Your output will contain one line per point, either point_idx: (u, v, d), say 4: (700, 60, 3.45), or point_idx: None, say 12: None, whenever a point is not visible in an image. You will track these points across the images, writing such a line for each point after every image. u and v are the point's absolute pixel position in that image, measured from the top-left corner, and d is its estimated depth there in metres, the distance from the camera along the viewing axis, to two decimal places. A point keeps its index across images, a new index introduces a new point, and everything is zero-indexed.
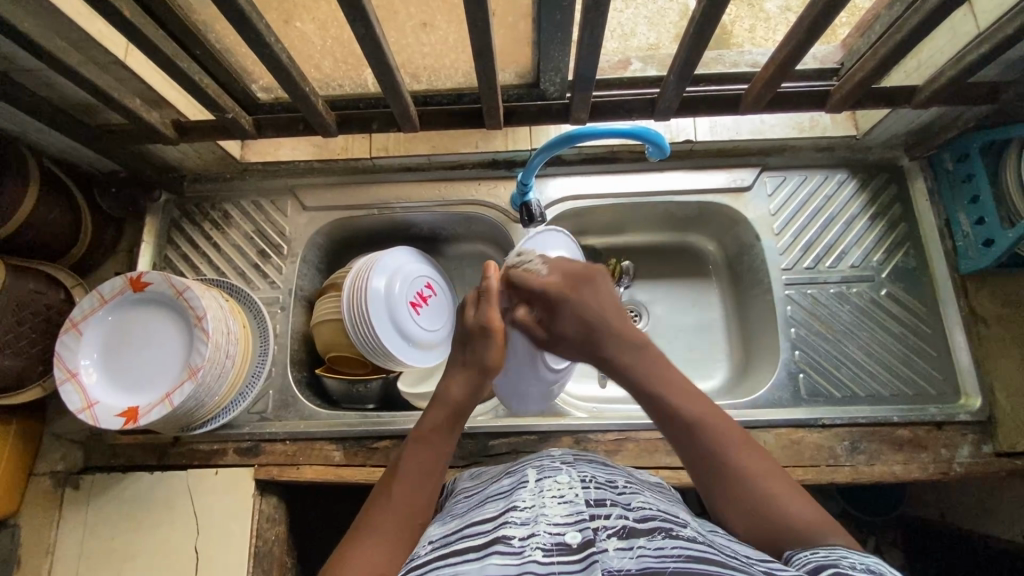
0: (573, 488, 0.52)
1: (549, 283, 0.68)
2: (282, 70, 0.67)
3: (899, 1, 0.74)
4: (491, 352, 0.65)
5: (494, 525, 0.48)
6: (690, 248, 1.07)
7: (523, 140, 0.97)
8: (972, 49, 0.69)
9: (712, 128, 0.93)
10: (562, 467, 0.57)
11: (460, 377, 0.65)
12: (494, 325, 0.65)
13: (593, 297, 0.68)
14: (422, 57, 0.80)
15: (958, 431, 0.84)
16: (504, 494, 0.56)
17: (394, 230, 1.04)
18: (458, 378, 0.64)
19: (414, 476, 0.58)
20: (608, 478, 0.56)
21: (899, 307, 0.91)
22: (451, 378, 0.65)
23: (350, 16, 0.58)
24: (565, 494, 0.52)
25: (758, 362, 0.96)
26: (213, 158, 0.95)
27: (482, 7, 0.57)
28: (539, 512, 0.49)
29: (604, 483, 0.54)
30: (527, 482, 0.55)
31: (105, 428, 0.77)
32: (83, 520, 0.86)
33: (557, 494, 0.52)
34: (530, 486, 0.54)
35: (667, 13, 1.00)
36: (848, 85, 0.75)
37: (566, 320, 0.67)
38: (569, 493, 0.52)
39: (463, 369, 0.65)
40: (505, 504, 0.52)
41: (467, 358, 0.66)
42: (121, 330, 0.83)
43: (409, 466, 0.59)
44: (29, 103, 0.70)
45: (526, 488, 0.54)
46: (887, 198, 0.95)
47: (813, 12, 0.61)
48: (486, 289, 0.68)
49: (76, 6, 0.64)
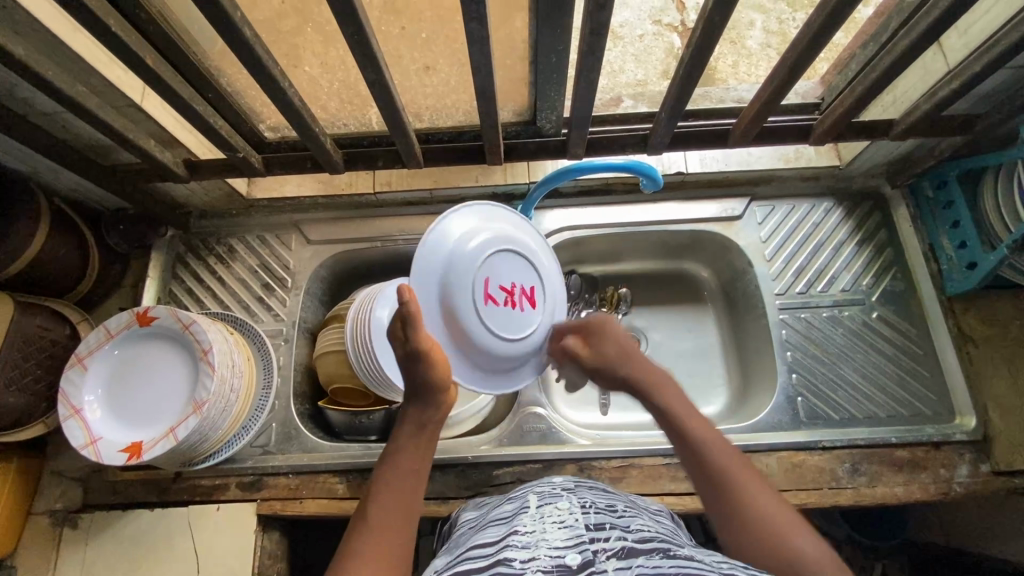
0: (574, 515, 0.53)
1: (589, 323, 0.74)
2: (294, 112, 0.70)
3: (873, 42, 0.79)
4: (429, 372, 0.62)
5: (496, 548, 0.49)
6: (686, 275, 1.10)
7: (521, 174, 1.00)
8: (942, 86, 0.73)
9: (701, 161, 0.97)
10: (563, 495, 0.58)
11: (410, 400, 0.63)
12: (426, 348, 0.61)
13: (616, 338, 0.73)
14: (424, 98, 0.84)
15: (956, 451, 0.85)
16: (505, 520, 0.57)
17: (395, 262, 1.06)
18: (410, 403, 0.63)
19: (389, 501, 0.57)
20: (607, 503, 0.57)
21: (890, 329, 0.93)
22: (406, 401, 0.64)
23: (362, 63, 0.62)
24: (566, 520, 0.52)
25: (757, 386, 0.97)
26: (220, 195, 0.98)
27: (485, 55, 0.61)
28: (540, 537, 0.50)
29: (603, 508, 0.55)
30: (529, 509, 0.56)
31: (107, 463, 0.77)
32: (82, 559, 0.85)
33: (558, 521, 0.53)
34: (531, 512, 0.55)
35: (653, 51, 1.11)
36: (829, 119, 0.79)
37: (604, 347, 0.72)
38: (569, 518, 0.53)
39: (411, 395, 0.63)
40: (507, 529, 0.53)
41: (411, 385, 0.63)
42: (121, 360, 0.84)
43: (387, 486, 0.58)
44: (46, 144, 0.73)
45: (528, 515, 0.55)
46: (872, 224, 0.99)
47: (793, 55, 0.65)
48: (408, 312, 0.59)
49: (98, 54, 0.67)
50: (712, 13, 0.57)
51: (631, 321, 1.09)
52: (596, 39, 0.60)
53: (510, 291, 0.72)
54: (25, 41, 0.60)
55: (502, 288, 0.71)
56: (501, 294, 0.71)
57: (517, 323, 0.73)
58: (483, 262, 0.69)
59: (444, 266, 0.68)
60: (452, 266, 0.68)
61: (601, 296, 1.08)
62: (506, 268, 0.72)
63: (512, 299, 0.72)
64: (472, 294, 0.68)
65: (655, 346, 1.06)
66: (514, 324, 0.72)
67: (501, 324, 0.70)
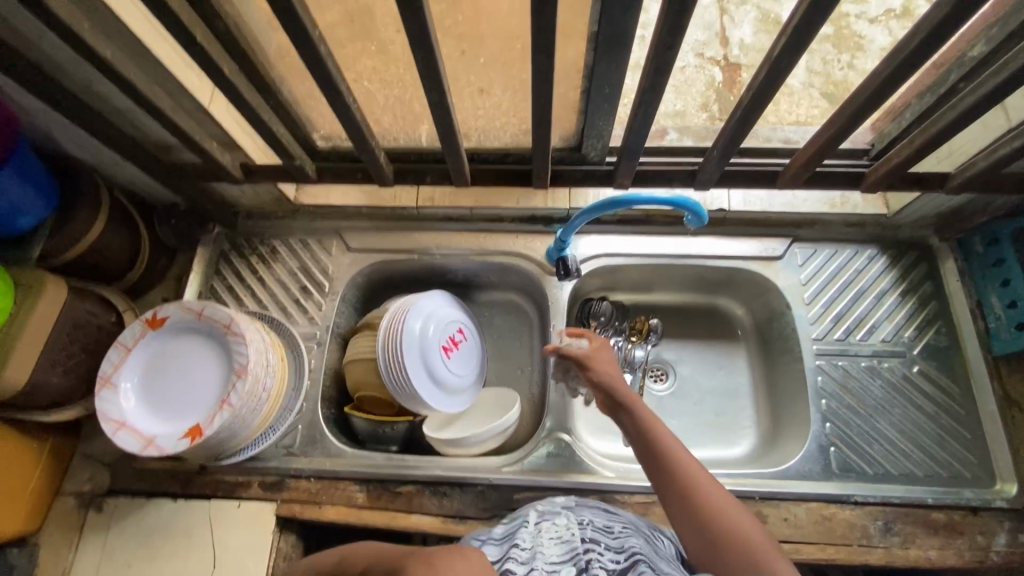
0: (571, 530, 0.59)
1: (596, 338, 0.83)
2: (354, 126, 0.72)
3: (930, 92, 0.78)
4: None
5: (496, 560, 0.53)
6: (720, 312, 1.09)
7: (562, 200, 1.02)
8: (1004, 143, 0.71)
9: (745, 199, 0.98)
10: (561, 512, 0.64)
11: None
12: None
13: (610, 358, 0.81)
14: (475, 119, 0.86)
15: (995, 518, 0.82)
16: (504, 535, 0.60)
17: (430, 275, 1.07)
18: None
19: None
20: (605, 524, 0.63)
21: (931, 384, 0.91)
22: None
23: (428, 84, 0.64)
24: (564, 535, 0.57)
25: (787, 433, 0.95)
26: (269, 199, 1.01)
27: (546, 86, 0.62)
28: (538, 551, 0.54)
29: (600, 528, 0.61)
30: (527, 523, 0.61)
31: (173, 453, 0.79)
32: (103, 543, 0.87)
33: (556, 535, 0.57)
34: (530, 527, 0.60)
35: (694, 83, 1.12)
36: (882, 169, 0.78)
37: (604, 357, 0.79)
38: (566, 534, 0.58)
39: None
40: (507, 544, 0.57)
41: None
42: (155, 365, 0.85)
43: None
44: (116, 140, 0.76)
45: (526, 530, 0.59)
46: (917, 275, 0.96)
47: (853, 103, 0.65)
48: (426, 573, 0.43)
49: (175, 59, 0.70)
50: (777, 59, 0.58)
51: (660, 353, 1.07)
52: (660, 76, 0.60)
53: (446, 349, 0.96)
54: (111, 41, 0.64)
55: (450, 350, 0.97)
56: (454, 346, 0.98)
57: (436, 343, 0.94)
58: (465, 361, 0.99)
59: (469, 376, 1.00)
60: (466, 373, 0.99)
61: (632, 324, 1.06)
62: (452, 362, 0.96)
63: (446, 350, 0.96)
64: (456, 359, 0.98)
65: (681, 380, 1.04)
66: (436, 345, 0.94)
67: (438, 345, 0.95)
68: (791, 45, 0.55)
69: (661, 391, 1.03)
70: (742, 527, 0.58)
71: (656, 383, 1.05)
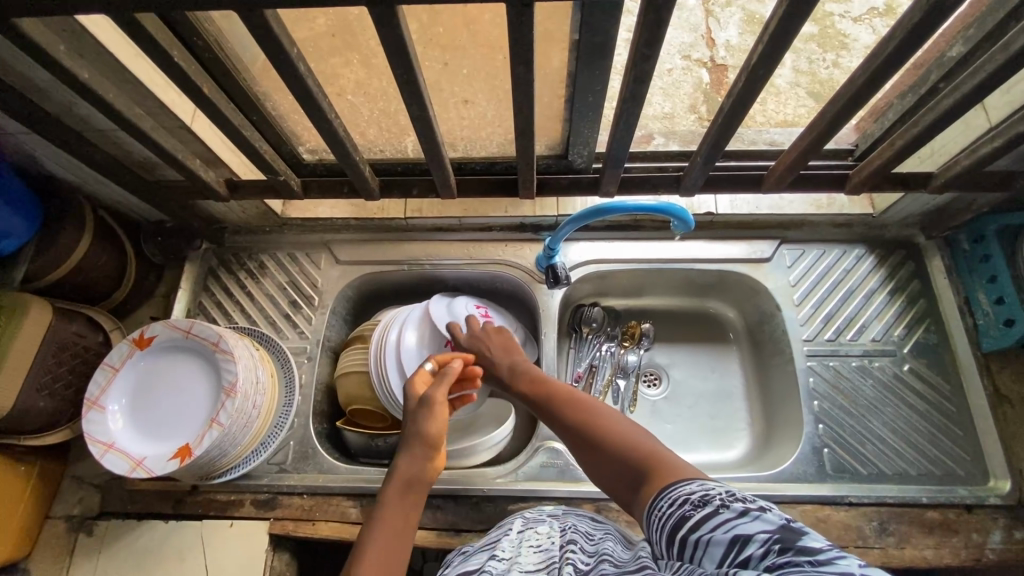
0: (550, 539, 0.60)
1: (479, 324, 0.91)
2: (337, 142, 0.72)
3: (911, 92, 0.79)
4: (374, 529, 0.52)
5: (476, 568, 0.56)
6: (711, 315, 1.09)
7: (550, 207, 1.01)
8: (984, 143, 0.72)
9: (732, 203, 0.97)
10: (546, 520, 0.66)
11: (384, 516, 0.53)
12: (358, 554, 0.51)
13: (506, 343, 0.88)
14: (461, 129, 0.86)
15: (989, 515, 0.82)
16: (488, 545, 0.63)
17: (421, 286, 1.07)
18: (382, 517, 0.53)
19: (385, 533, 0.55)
20: (588, 530, 0.64)
21: (922, 382, 0.91)
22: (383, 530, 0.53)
23: (408, 99, 0.64)
24: (542, 544, 0.59)
25: (781, 434, 0.94)
26: (256, 214, 1.01)
27: (528, 97, 0.62)
28: (516, 560, 0.56)
29: (581, 533, 0.62)
30: (512, 533, 0.64)
31: (161, 475, 0.78)
32: (95, 567, 0.85)
33: (535, 544, 0.60)
34: (513, 536, 0.63)
35: (681, 85, 1.12)
36: (866, 170, 0.79)
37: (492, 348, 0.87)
38: (545, 543, 0.60)
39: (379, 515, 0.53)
40: (488, 555, 0.59)
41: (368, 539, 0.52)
42: (140, 385, 0.85)
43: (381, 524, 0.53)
44: (98, 161, 0.76)
45: (509, 540, 0.62)
46: (905, 274, 0.97)
47: (834, 107, 0.65)
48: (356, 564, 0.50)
49: (155, 78, 0.70)
50: (757, 66, 0.58)
51: (652, 358, 1.07)
52: (641, 85, 0.60)
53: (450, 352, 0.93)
54: (90, 64, 0.63)
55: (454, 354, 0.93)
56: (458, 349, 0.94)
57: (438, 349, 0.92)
58: None
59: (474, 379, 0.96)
60: None
61: (623, 330, 1.07)
62: None
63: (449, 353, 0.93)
64: None
65: (674, 385, 1.04)
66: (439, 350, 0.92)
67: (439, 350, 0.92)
68: (769, 51, 0.56)
69: (654, 396, 1.03)
70: (636, 444, 0.60)
71: (650, 388, 1.05)
